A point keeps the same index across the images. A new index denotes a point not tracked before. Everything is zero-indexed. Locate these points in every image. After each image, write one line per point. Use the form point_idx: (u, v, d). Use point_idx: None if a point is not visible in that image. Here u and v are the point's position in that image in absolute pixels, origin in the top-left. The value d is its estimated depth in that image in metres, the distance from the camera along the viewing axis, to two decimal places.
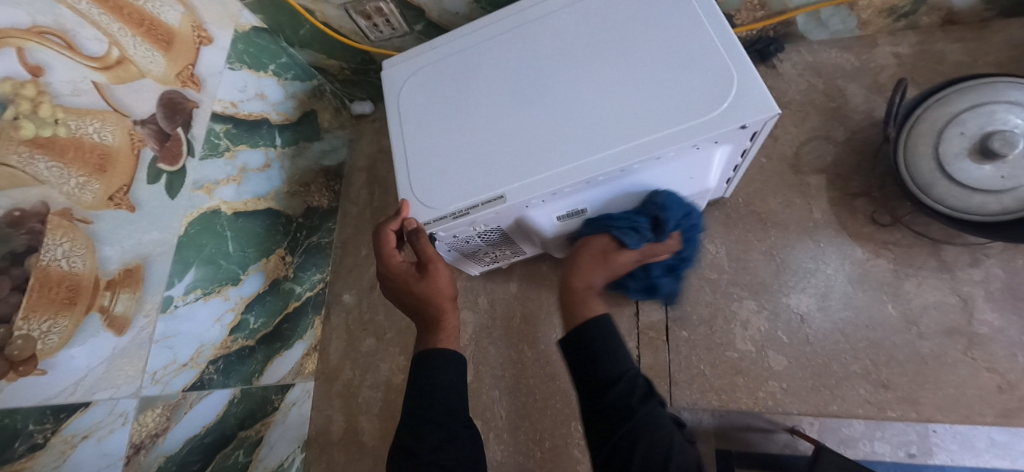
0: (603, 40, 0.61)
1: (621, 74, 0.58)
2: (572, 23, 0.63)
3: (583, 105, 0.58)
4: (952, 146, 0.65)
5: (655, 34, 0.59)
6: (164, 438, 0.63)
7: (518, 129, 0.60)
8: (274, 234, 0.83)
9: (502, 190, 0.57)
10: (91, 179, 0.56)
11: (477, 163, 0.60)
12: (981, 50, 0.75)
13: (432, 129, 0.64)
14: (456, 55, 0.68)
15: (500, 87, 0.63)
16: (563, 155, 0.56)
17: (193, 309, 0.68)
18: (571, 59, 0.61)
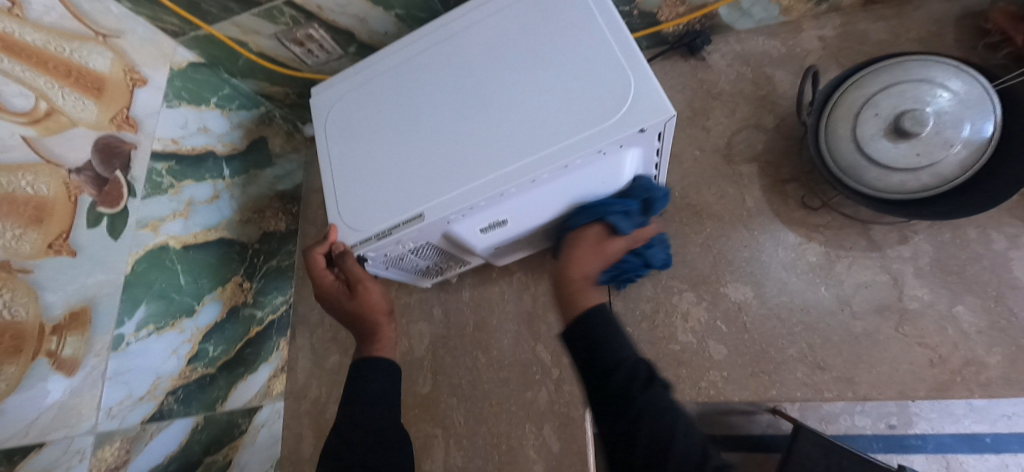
0: (515, 55, 0.62)
1: (530, 86, 0.60)
2: (486, 38, 0.65)
3: (495, 120, 0.60)
4: (868, 127, 0.65)
5: (562, 47, 0.60)
6: (126, 470, 0.65)
7: (437, 147, 0.62)
8: (229, 262, 0.85)
9: (421, 208, 0.59)
10: (29, 230, 0.58)
11: (399, 183, 0.62)
12: (902, 27, 0.76)
13: (358, 152, 0.66)
14: (379, 77, 0.70)
15: (421, 107, 0.65)
16: (477, 171, 0.58)
17: (146, 344, 0.70)
18: (486, 75, 0.63)
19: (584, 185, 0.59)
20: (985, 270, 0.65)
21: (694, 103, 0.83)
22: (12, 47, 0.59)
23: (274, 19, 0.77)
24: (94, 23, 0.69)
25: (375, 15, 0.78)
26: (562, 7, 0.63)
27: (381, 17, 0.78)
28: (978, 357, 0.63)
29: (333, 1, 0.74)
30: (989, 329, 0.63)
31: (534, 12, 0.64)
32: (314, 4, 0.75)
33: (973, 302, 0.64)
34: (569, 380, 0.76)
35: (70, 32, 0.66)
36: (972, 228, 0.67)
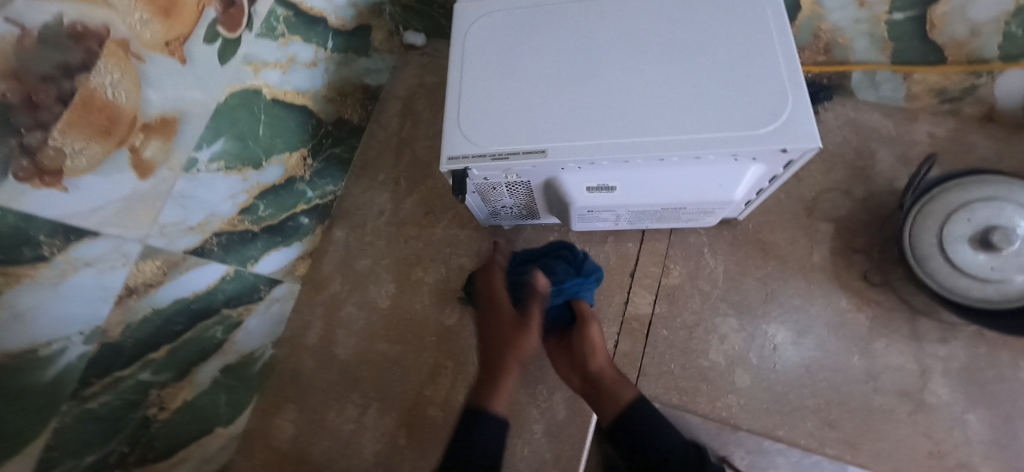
0: (674, 33, 0.63)
1: (684, 70, 0.60)
2: (651, 10, 0.65)
3: (641, 87, 0.60)
4: (956, 228, 0.69)
5: (725, 40, 0.61)
6: (157, 291, 0.64)
7: (574, 93, 0.62)
8: (302, 133, 0.83)
9: (545, 145, 0.59)
10: (154, 20, 0.55)
11: (527, 113, 0.62)
12: (1007, 152, 0.79)
13: (491, 71, 0.66)
14: (530, 8, 0.69)
15: (565, 48, 0.65)
16: (611, 128, 0.59)
17: (212, 178, 0.68)
18: (640, 43, 0.63)
19: (703, 180, 0.60)
20: (1006, 390, 0.69)
21: None
22: None
23: None
24: None
25: None
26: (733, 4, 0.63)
27: None
28: (971, 463, 0.67)
29: None
30: (990, 442, 0.68)
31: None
32: None
33: (984, 414, 0.69)
34: None
35: None
36: (1007, 351, 0.71)
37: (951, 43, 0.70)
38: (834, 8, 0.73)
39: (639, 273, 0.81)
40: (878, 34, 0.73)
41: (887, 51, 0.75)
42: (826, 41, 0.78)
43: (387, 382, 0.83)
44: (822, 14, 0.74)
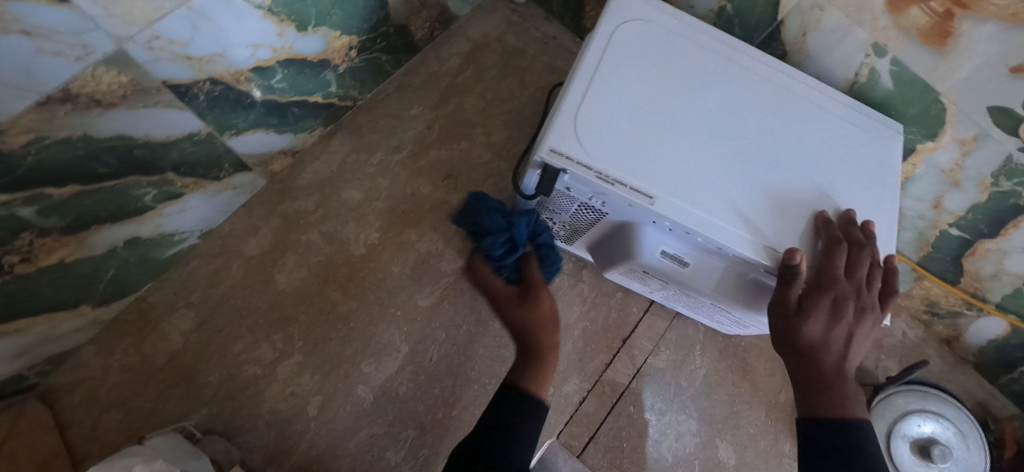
0: (807, 147, 0.60)
1: (800, 189, 0.57)
2: (790, 113, 0.61)
3: (759, 182, 0.56)
4: (905, 428, 0.75)
5: (845, 182, 0.59)
6: (105, 114, 0.44)
7: (699, 152, 0.56)
8: (364, 20, 0.67)
9: (654, 190, 0.52)
10: None
11: (647, 147, 0.54)
12: (947, 377, 0.91)
13: (627, 81, 0.57)
14: (684, 39, 0.62)
15: (703, 103, 0.58)
16: (721, 208, 0.54)
17: (246, 13, 0.49)
18: (772, 138, 0.59)
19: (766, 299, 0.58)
20: None
21: None
22: None
23: None
24: None
25: None
26: (859, 150, 0.62)
27: None
28: None
29: None
30: None
31: (841, 129, 0.62)
32: None
33: None
34: (553, 405, 0.73)
35: None
36: None
37: (972, 274, 0.76)
38: (910, 195, 0.75)
39: (631, 341, 0.78)
40: (925, 236, 0.78)
41: (921, 251, 0.81)
42: None
43: (323, 338, 0.69)
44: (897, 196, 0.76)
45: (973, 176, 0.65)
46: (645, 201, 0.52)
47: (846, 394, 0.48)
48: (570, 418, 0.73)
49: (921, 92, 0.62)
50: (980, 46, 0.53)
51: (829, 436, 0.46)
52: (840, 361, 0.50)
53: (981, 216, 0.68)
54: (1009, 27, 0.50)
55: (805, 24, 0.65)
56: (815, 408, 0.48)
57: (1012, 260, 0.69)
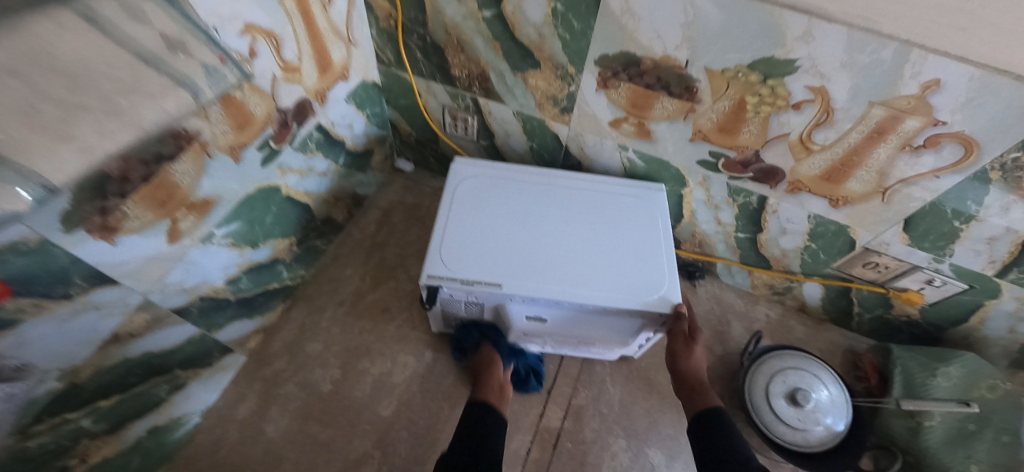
0: (607, 220, 0.89)
1: (601, 247, 0.85)
2: (585, 201, 0.92)
3: (571, 253, 0.84)
4: (776, 386, 0.96)
5: (639, 234, 0.87)
6: (134, 341, 0.69)
7: (526, 247, 0.84)
8: (297, 224, 0.97)
9: (501, 277, 0.79)
10: (231, 131, 0.71)
11: (490, 255, 0.82)
12: (815, 337, 1.14)
13: (469, 218, 0.87)
14: (503, 179, 0.93)
15: (524, 215, 0.88)
16: (549, 275, 0.80)
17: (218, 250, 0.79)
18: (575, 222, 0.88)
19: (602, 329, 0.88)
20: None
21: None
22: (310, 21, 0.79)
23: (454, 99, 1.03)
24: (351, 32, 0.91)
25: (519, 138, 1.05)
26: (638, 209, 0.91)
27: (521, 141, 1.05)
28: None
29: (501, 116, 1.02)
30: None
31: (630, 203, 0.92)
32: (488, 108, 1.01)
33: None
34: (507, 462, 0.91)
35: (336, 31, 0.87)
36: None
37: (774, 257, 1.05)
38: (703, 221, 1.05)
39: (554, 390, 0.99)
40: (730, 242, 1.07)
41: (736, 254, 1.09)
42: (699, 239, 1.10)
43: (312, 466, 0.87)
44: (696, 224, 1.06)
45: (722, 200, 0.97)
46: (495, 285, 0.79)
47: (707, 395, 0.78)
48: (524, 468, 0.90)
49: (663, 163, 0.96)
50: (666, 135, 0.89)
51: (705, 422, 0.73)
52: (704, 383, 0.81)
53: (746, 221, 1.00)
54: (671, 122, 0.87)
55: (580, 144, 0.99)
56: (697, 407, 0.77)
57: (782, 240, 1.00)
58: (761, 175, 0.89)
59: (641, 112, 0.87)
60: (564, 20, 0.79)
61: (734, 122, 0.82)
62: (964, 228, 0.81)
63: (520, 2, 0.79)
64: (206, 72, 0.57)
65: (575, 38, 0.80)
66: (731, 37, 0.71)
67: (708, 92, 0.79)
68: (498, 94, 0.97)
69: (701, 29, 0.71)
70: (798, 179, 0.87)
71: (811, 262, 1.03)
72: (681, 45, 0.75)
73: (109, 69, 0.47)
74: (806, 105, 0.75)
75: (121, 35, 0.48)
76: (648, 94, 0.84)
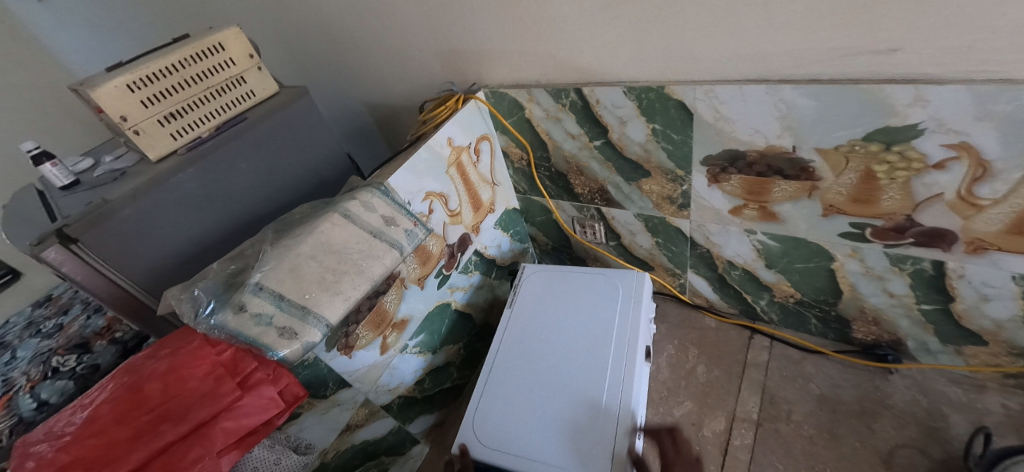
0: (554, 414, 0.85)
1: (542, 404, 0.87)
2: (587, 397, 0.86)
3: (535, 382, 0.91)
4: None
5: (520, 438, 0.84)
6: (358, 431, 0.93)
7: (540, 340, 0.98)
8: (463, 331, 1.19)
9: (512, 319, 1.04)
10: (418, 266, 0.98)
11: (530, 319, 1.03)
12: None
13: (559, 287, 1.07)
14: (606, 310, 0.99)
15: (572, 334, 0.97)
16: (508, 357, 0.97)
17: (410, 357, 1.03)
18: (570, 384, 0.89)
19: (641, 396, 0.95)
20: None
21: (861, 400, 0.97)
22: (465, 178, 1.07)
23: (580, 210, 1.19)
24: (494, 176, 1.17)
25: (644, 236, 1.14)
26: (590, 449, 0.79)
27: (646, 238, 1.14)
28: None
29: (624, 218, 1.13)
30: None
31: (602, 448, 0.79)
32: (611, 214, 1.14)
33: None
34: None
35: (484, 178, 1.14)
36: None
37: (984, 331, 0.86)
38: (869, 295, 0.93)
39: None
40: (915, 317, 0.91)
41: (929, 330, 0.92)
42: (871, 316, 0.96)
43: None
44: (860, 298, 0.94)
45: (884, 269, 0.87)
46: (508, 314, 1.05)
47: None
48: None
49: (799, 241, 0.92)
50: (793, 214, 0.88)
51: None
52: None
53: (925, 290, 0.86)
54: (795, 201, 0.86)
55: (704, 234, 1.03)
56: None
57: (988, 309, 0.82)
58: (926, 239, 0.79)
59: (759, 196, 0.90)
60: (664, 136, 0.91)
61: (869, 191, 0.78)
62: None
63: (623, 129, 0.94)
64: (407, 234, 0.84)
65: (677, 146, 0.91)
66: (832, 119, 0.73)
67: (827, 169, 0.79)
68: (618, 201, 1.10)
69: (798, 118, 0.76)
70: (976, 238, 0.75)
71: None
72: (782, 134, 0.79)
73: (355, 245, 0.77)
74: (951, 163, 0.69)
75: (364, 224, 0.80)
76: (762, 181, 0.87)
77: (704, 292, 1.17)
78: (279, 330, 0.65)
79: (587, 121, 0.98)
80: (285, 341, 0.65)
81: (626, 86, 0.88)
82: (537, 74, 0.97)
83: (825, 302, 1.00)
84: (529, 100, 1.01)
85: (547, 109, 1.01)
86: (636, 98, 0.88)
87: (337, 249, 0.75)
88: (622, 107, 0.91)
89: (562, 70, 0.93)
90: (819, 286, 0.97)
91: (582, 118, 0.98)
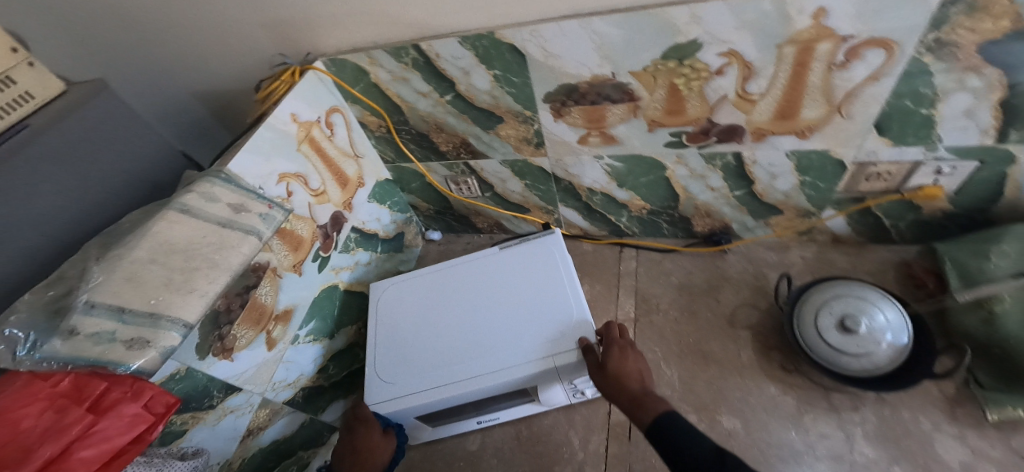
0: (426, 331, 0.97)
1: (432, 317, 0.99)
2: (441, 357, 0.92)
3: (452, 309, 0.99)
4: (826, 320, 0.94)
5: (396, 334, 0.98)
6: (263, 433, 0.90)
7: (492, 296, 0.98)
8: (360, 311, 1.17)
9: (491, 260, 1.04)
10: (289, 253, 0.94)
11: (508, 276, 1.01)
12: (860, 262, 1.12)
13: (546, 271, 0.99)
14: (534, 342, 0.88)
15: (507, 322, 0.93)
16: (464, 286, 1.02)
17: (305, 347, 0.99)
18: (461, 331, 0.94)
19: (518, 408, 1.00)
20: (917, 444, 0.88)
21: (709, 281, 1.17)
22: (322, 155, 1.04)
23: (450, 169, 1.22)
24: (356, 149, 1.15)
25: (513, 180, 1.20)
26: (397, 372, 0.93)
27: (516, 182, 1.21)
28: None
29: (492, 168, 1.18)
30: None
31: (404, 379, 0.91)
32: (479, 167, 1.19)
33: (907, 467, 0.85)
34: (591, 463, 0.97)
35: (345, 152, 1.11)
36: (907, 411, 0.91)
37: (779, 202, 1.08)
38: (698, 192, 1.10)
39: None
40: (733, 202, 1.11)
41: (744, 211, 1.13)
42: (704, 210, 1.15)
43: None
44: (693, 197, 1.12)
45: (703, 168, 1.04)
46: (494, 252, 1.05)
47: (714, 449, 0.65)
48: (607, 466, 0.95)
49: (637, 158, 1.05)
50: (629, 134, 1.01)
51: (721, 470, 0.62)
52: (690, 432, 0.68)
53: (735, 179, 1.05)
54: (628, 122, 0.98)
55: (563, 168, 1.13)
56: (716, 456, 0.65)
57: (778, 184, 1.03)
58: (725, 136, 0.96)
59: (599, 123, 1.00)
60: (506, 80, 0.96)
61: (677, 102, 0.92)
62: (935, 111, 0.82)
63: (468, 79, 0.98)
64: (262, 218, 0.79)
65: (520, 89, 0.97)
66: (638, 42, 0.84)
67: (642, 88, 0.91)
68: (482, 152, 1.14)
69: (611, 47, 0.86)
70: (758, 127, 0.93)
71: (817, 195, 1.04)
72: (602, 63, 0.89)
73: (203, 239, 0.71)
74: (727, 68, 0.84)
75: (208, 216, 0.74)
76: (597, 109, 0.97)
77: (577, 221, 1.29)
78: (126, 343, 0.59)
79: (433, 78, 0.99)
80: (136, 352, 0.58)
81: (460, 36, 0.91)
82: (373, 35, 0.95)
83: (668, 207, 1.16)
84: (372, 64, 1.00)
85: (391, 70, 1.00)
86: (472, 47, 0.92)
87: (182, 247, 0.69)
88: (461, 58, 0.94)
89: (396, 27, 0.93)
90: (661, 195, 1.13)
91: (428, 75, 0.99)
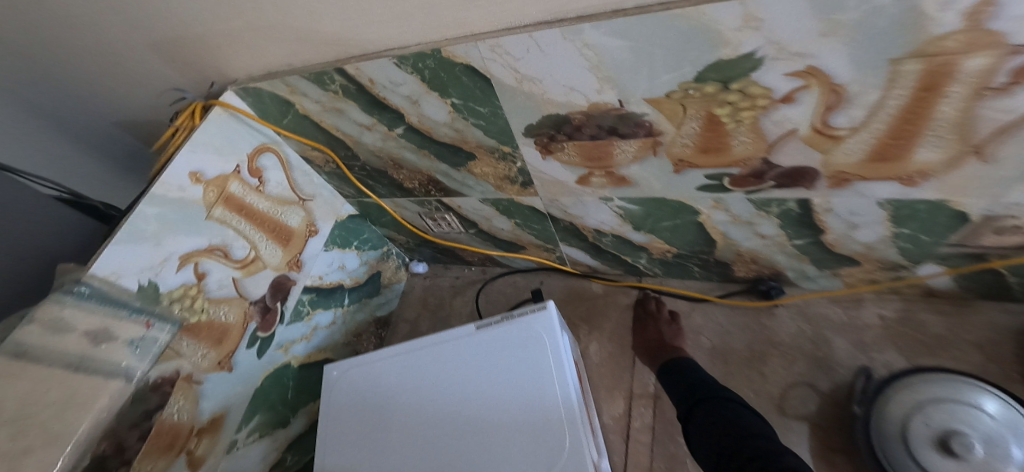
0: (386, 440, 0.77)
1: (395, 421, 0.78)
2: None
3: (419, 412, 0.78)
4: (916, 434, 0.68)
5: (352, 439, 0.79)
6: None
7: (466, 399, 0.77)
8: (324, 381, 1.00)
9: (463, 343, 0.82)
10: (211, 349, 0.76)
11: (486, 368, 0.78)
12: (962, 327, 0.83)
13: (533, 366, 0.76)
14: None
15: (483, 442, 0.72)
16: (434, 378, 0.80)
17: (249, 449, 0.82)
18: (428, 448, 0.74)
19: None
20: None
21: (753, 345, 0.91)
22: (249, 212, 0.82)
23: (421, 205, 0.97)
24: (301, 191, 0.92)
25: (500, 218, 0.95)
26: None
27: (503, 220, 0.95)
28: None
29: (472, 206, 0.93)
30: None
31: None
32: (456, 204, 0.94)
33: None
34: None
35: (284, 199, 0.89)
36: None
37: (855, 253, 0.78)
38: (742, 239, 0.82)
39: None
40: (789, 251, 0.82)
41: (804, 261, 0.84)
42: (749, 257, 0.87)
43: None
44: (735, 244, 0.84)
45: (751, 214, 0.75)
46: (470, 332, 0.82)
47: None
48: None
49: (658, 201, 0.77)
50: (645, 175, 0.72)
51: None
52: None
53: (795, 226, 0.75)
54: (644, 161, 0.70)
55: (560, 208, 0.86)
56: None
57: (857, 235, 0.74)
58: (787, 180, 0.66)
59: (604, 161, 0.72)
60: (469, 110, 0.69)
61: (716, 139, 0.62)
62: None
63: (418, 110, 0.71)
64: (134, 347, 0.59)
65: (490, 121, 0.70)
66: (655, 60, 0.54)
67: (664, 121, 0.62)
68: (456, 190, 0.89)
69: (614, 66, 0.56)
70: (839, 170, 0.62)
71: (915, 248, 0.74)
72: (601, 88, 0.59)
73: (43, 396, 0.51)
74: (801, 93, 0.53)
75: (53, 354, 0.53)
76: (599, 145, 0.69)
77: (584, 259, 1.03)
78: None
79: (373, 108, 0.73)
80: None
81: (395, 56, 0.63)
82: (284, 57, 0.69)
83: (701, 251, 0.89)
84: (293, 93, 0.74)
85: (319, 101, 0.75)
86: (415, 70, 0.64)
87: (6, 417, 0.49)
88: (403, 84, 0.67)
89: (309, 45, 0.66)
90: (691, 239, 0.86)
91: (366, 104, 0.73)
